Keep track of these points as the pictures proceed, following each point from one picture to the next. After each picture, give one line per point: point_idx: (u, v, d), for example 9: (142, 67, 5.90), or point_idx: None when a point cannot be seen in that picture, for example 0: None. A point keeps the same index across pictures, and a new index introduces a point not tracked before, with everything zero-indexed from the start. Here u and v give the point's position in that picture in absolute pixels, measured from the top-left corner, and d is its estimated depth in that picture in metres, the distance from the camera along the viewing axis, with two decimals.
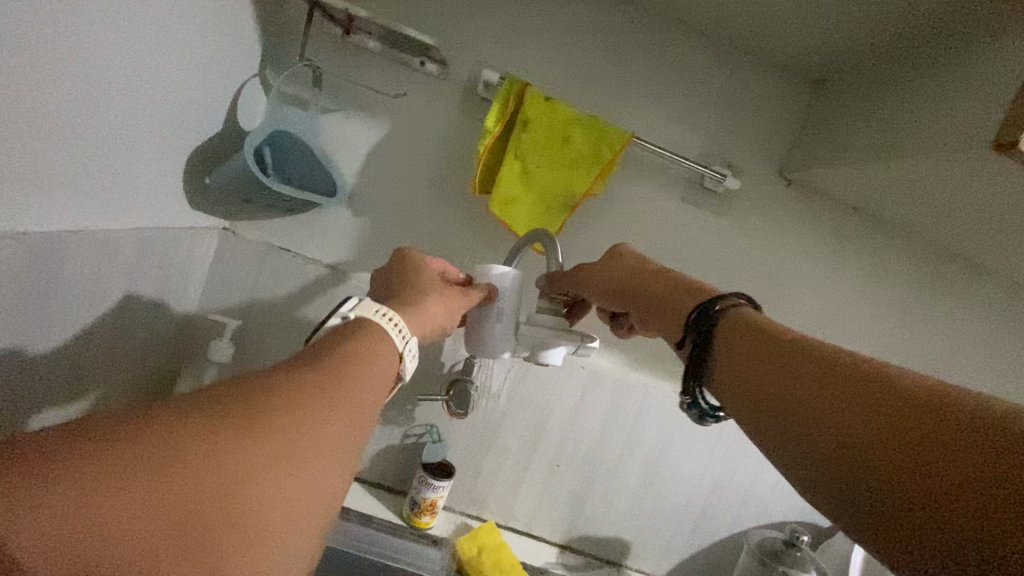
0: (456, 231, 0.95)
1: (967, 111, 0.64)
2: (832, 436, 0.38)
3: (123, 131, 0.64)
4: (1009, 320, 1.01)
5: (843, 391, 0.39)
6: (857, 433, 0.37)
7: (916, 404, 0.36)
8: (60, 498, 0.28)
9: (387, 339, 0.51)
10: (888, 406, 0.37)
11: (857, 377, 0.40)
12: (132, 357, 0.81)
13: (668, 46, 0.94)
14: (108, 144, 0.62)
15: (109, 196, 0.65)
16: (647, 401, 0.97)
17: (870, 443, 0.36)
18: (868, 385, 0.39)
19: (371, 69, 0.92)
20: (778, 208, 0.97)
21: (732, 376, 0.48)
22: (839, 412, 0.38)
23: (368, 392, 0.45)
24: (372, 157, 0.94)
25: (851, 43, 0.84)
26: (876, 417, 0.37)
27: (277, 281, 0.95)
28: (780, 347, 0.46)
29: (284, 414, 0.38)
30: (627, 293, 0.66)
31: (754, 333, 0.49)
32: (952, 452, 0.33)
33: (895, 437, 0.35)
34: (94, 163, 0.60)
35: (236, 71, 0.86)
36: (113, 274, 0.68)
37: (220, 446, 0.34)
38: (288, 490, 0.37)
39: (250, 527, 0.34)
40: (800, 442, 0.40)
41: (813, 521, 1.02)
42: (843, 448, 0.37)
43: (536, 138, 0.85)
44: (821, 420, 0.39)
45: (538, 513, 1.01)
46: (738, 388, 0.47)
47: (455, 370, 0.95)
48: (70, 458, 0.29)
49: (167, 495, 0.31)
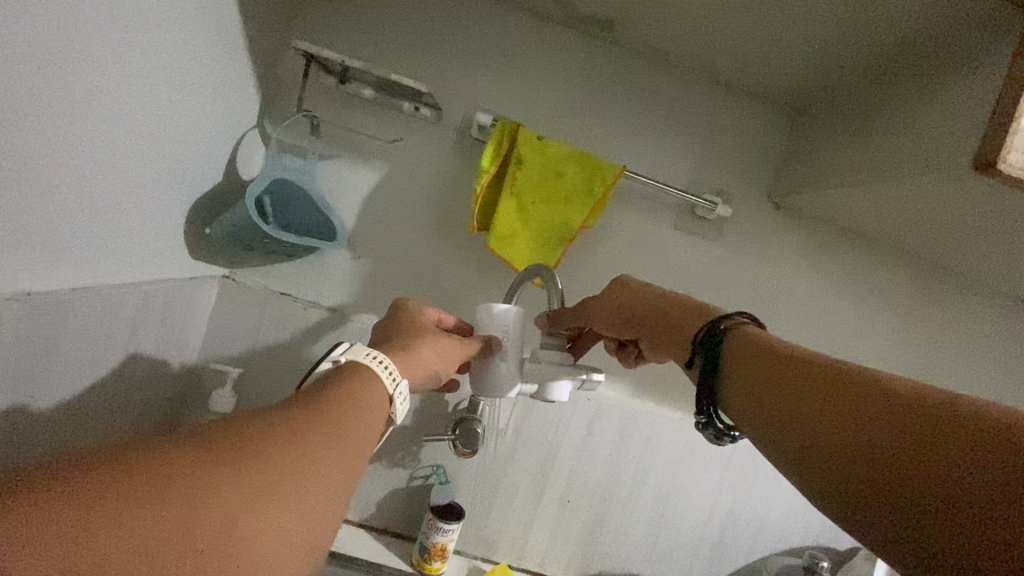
0: (456, 268, 0.96)
1: (951, 131, 0.65)
2: (837, 443, 0.38)
3: (123, 189, 0.65)
4: (1005, 331, 1.03)
5: (838, 400, 0.40)
6: (857, 439, 0.37)
7: (910, 406, 0.37)
8: (55, 526, 0.27)
9: (376, 383, 0.51)
10: (886, 411, 0.37)
11: (855, 387, 0.40)
12: (134, 412, 0.80)
13: (653, 83, 0.98)
14: (109, 196, 0.62)
15: (111, 251, 0.65)
16: (655, 430, 0.96)
17: (871, 448, 0.37)
18: (867, 394, 0.39)
19: (367, 116, 0.95)
20: (770, 231, 1.00)
21: (739, 393, 0.49)
22: (839, 420, 0.39)
23: (362, 428, 0.45)
24: (370, 200, 0.95)
25: (827, 73, 0.88)
26: (873, 422, 0.37)
27: (279, 326, 0.95)
28: (778, 360, 0.47)
29: (282, 449, 0.37)
30: (636, 321, 0.66)
31: (753, 349, 0.50)
32: (949, 450, 0.33)
33: (893, 441, 0.36)
34: (96, 218, 0.61)
35: (236, 124, 0.88)
36: (116, 329, 0.68)
37: (219, 476, 0.33)
38: (288, 505, 0.36)
39: (250, 537, 0.33)
40: (805, 451, 0.40)
41: (830, 544, 1.01)
42: (848, 454, 0.37)
43: (530, 176, 0.87)
44: (824, 429, 0.40)
45: (551, 552, 0.98)
46: (747, 407, 0.47)
47: (460, 408, 0.94)
48: (72, 489, 0.29)
49: (152, 524, 0.30)
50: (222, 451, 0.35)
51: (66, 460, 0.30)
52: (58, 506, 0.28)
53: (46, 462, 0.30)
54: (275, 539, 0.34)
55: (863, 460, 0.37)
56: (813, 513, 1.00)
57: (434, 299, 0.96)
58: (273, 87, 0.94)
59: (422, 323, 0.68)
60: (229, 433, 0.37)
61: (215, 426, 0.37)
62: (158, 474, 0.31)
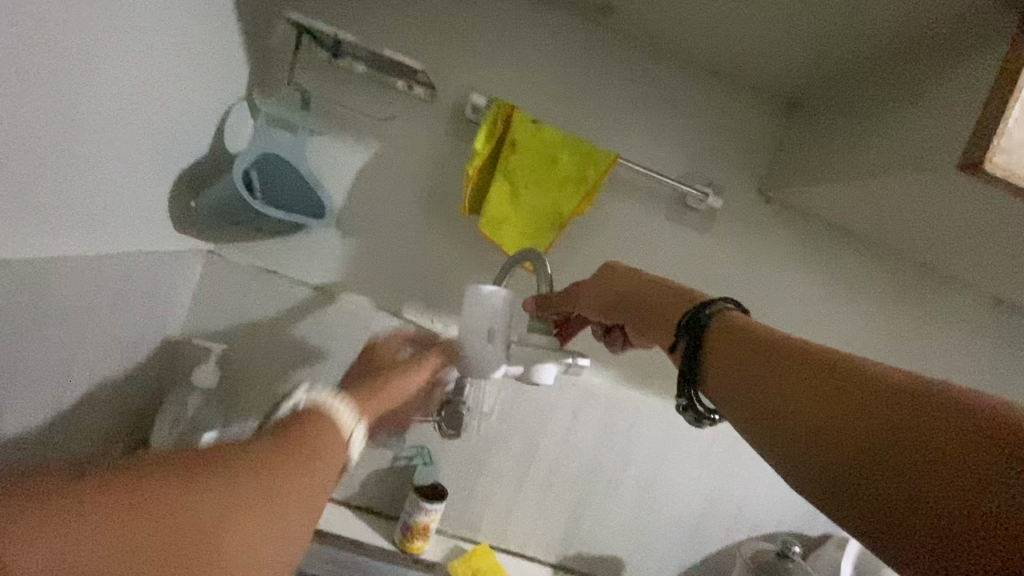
0: (445, 252, 0.96)
1: (939, 131, 0.66)
2: (824, 437, 0.39)
3: (104, 158, 0.63)
4: (982, 330, 1.05)
5: (833, 394, 0.40)
6: (846, 432, 0.38)
7: (908, 401, 0.36)
8: (48, 532, 0.35)
9: (335, 430, 0.56)
10: (872, 404, 0.38)
11: (844, 378, 0.40)
12: (114, 387, 0.79)
13: (650, 70, 0.98)
14: (89, 164, 0.60)
15: (90, 221, 0.64)
16: (638, 416, 0.98)
17: (858, 442, 0.37)
18: (855, 386, 0.39)
19: (359, 92, 0.93)
20: (759, 223, 1.00)
21: (722, 381, 0.49)
22: (833, 414, 0.39)
23: (317, 468, 0.52)
24: (360, 179, 0.94)
25: (821, 68, 0.88)
26: (861, 415, 0.38)
27: (264, 303, 0.94)
28: (764, 348, 0.47)
29: (247, 480, 0.46)
30: (623, 306, 0.66)
31: (741, 336, 0.50)
32: (951, 452, 0.33)
33: (880, 436, 0.36)
34: (75, 186, 0.59)
35: (223, 95, 0.86)
36: (94, 300, 0.67)
37: (190, 498, 0.42)
38: (241, 528, 0.44)
39: (201, 552, 0.41)
40: (792, 443, 0.40)
41: (802, 530, 1.04)
42: (836, 448, 0.38)
43: (524, 160, 0.86)
44: (817, 424, 0.39)
45: (531, 533, 1.00)
46: (732, 395, 0.47)
47: (446, 391, 0.94)
48: (70, 499, 0.37)
49: (124, 536, 0.38)
50: (197, 477, 0.43)
51: (68, 472, 0.38)
52: (54, 513, 0.36)
53: (52, 471, 0.38)
54: (224, 557, 0.42)
55: (861, 459, 0.36)
56: (788, 500, 1.03)
57: (422, 281, 0.96)
58: (262, 59, 0.92)
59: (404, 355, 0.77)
60: (203, 462, 0.45)
61: (194, 454, 0.45)
62: (137, 494, 0.40)
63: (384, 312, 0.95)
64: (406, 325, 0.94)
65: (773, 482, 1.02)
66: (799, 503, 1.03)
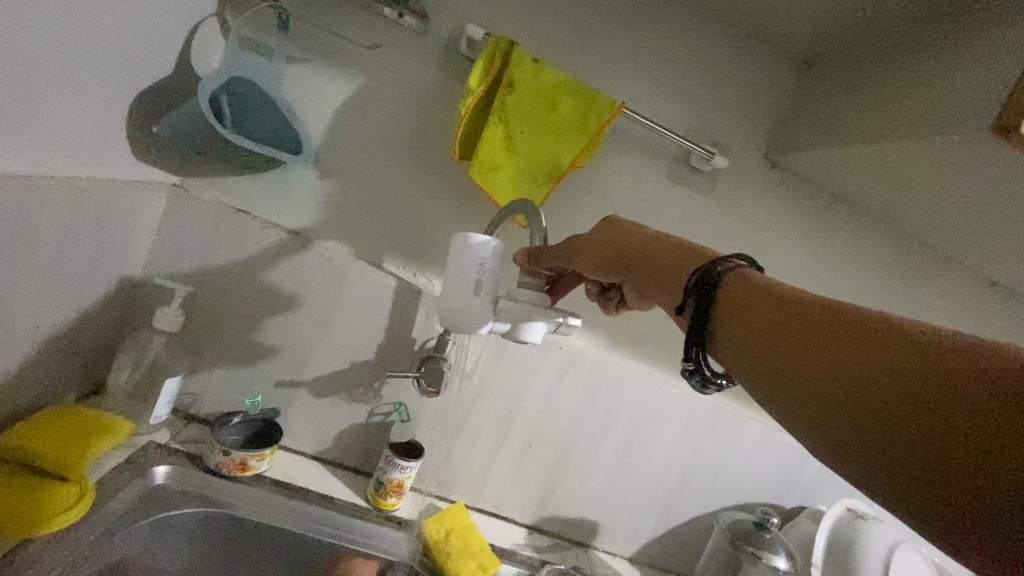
0: (431, 200, 0.89)
1: (968, 91, 0.62)
2: (849, 407, 0.35)
3: (37, 59, 0.54)
4: (979, 312, 1.03)
5: (859, 357, 0.36)
6: (874, 402, 0.34)
7: (930, 355, 0.33)
8: None
9: None
10: (903, 369, 0.34)
11: (868, 341, 0.36)
12: (64, 324, 0.73)
13: (662, 15, 0.90)
14: (17, 62, 0.52)
15: (23, 131, 0.56)
16: (623, 382, 0.95)
17: (889, 412, 0.33)
18: (883, 350, 0.35)
19: (343, 16, 0.84)
20: (763, 190, 0.96)
21: (733, 344, 0.45)
22: (847, 376, 0.36)
23: None
24: (342, 115, 0.86)
25: (844, 22, 0.82)
26: (892, 382, 0.34)
27: (233, 245, 0.87)
28: (779, 309, 0.43)
29: None
30: (623, 262, 0.61)
31: (752, 295, 0.46)
32: (1000, 424, 0.29)
33: (913, 405, 0.32)
34: (0, 88, 0.51)
35: (189, 7, 0.77)
36: (33, 223, 0.61)
37: None
38: None
39: None
40: (812, 413, 0.37)
41: (778, 502, 1.04)
42: (863, 419, 0.34)
43: (522, 102, 0.80)
44: (829, 383, 0.37)
45: (508, 494, 0.98)
46: (744, 359, 0.43)
47: (427, 348, 0.90)
48: None
49: None
50: None
51: None
52: None
53: None
54: None
55: (878, 425, 0.34)
56: (767, 472, 1.02)
57: (406, 230, 0.89)
58: None
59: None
60: None
61: None
62: None
63: (364, 261, 0.89)
64: (386, 276, 0.89)
65: (754, 454, 1.01)
66: (778, 476, 1.03)
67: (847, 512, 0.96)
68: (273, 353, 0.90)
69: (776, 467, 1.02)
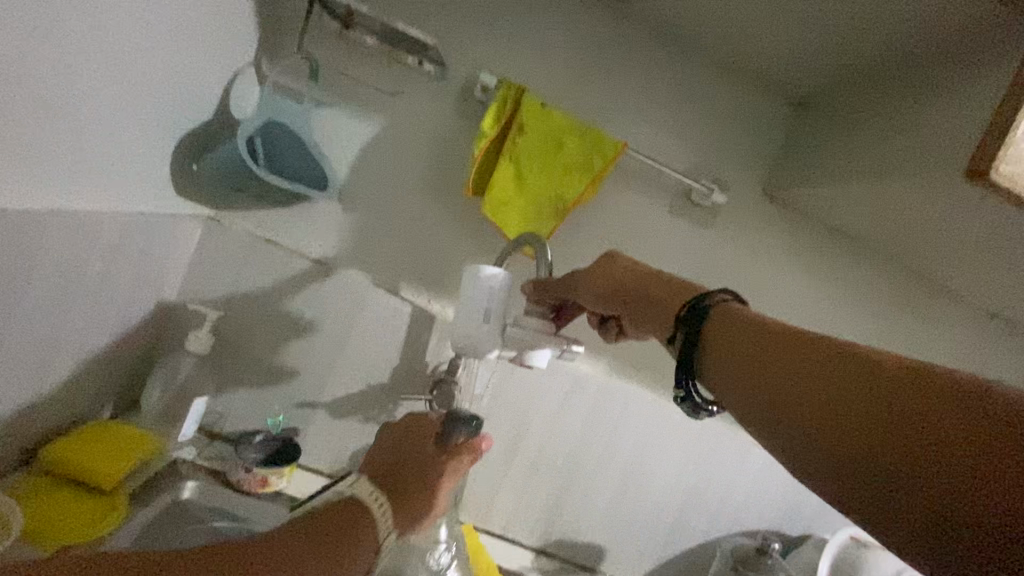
0: (446, 232, 0.95)
1: (944, 138, 0.67)
2: (829, 428, 0.39)
3: (96, 110, 0.62)
4: (978, 343, 1.05)
5: (837, 382, 0.40)
6: (852, 422, 0.38)
7: (899, 380, 0.38)
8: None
9: (367, 524, 0.54)
10: (876, 394, 0.38)
11: (844, 367, 0.41)
12: (105, 346, 0.79)
13: (663, 61, 0.97)
14: (80, 115, 0.60)
15: (76, 169, 0.63)
16: (628, 407, 0.98)
17: (863, 431, 0.37)
18: (858, 375, 0.40)
19: (368, 65, 0.92)
20: (762, 223, 1.00)
21: (720, 370, 0.49)
22: (826, 398, 0.40)
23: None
24: (365, 154, 0.93)
25: (832, 68, 0.88)
26: (866, 405, 0.38)
27: (261, 273, 0.93)
28: (762, 339, 0.47)
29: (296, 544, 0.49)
30: (621, 295, 0.65)
31: (735, 325, 0.50)
32: (961, 438, 0.33)
33: (885, 425, 0.37)
34: (66, 136, 0.59)
35: (230, 59, 0.85)
36: (86, 254, 0.68)
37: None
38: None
39: None
40: (795, 434, 0.41)
41: (782, 530, 1.05)
42: (842, 438, 0.38)
43: (531, 144, 0.86)
44: (810, 406, 0.41)
45: (516, 517, 1.01)
46: (730, 384, 0.48)
47: (439, 371, 0.95)
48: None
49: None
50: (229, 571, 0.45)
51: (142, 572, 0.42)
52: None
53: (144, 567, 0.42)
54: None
55: (860, 445, 0.37)
56: (771, 499, 1.04)
57: (421, 260, 0.95)
58: (273, 26, 0.90)
59: (380, 532, 0.55)
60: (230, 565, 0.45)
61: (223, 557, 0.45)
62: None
63: (382, 289, 0.94)
64: (403, 302, 0.94)
65: (758, 481, 1.03)
66: (781, 503, 1.04)
67: (852, 542, 0.97)
68: (294, 375, 0.95)
69: (780, 494, 1.04)
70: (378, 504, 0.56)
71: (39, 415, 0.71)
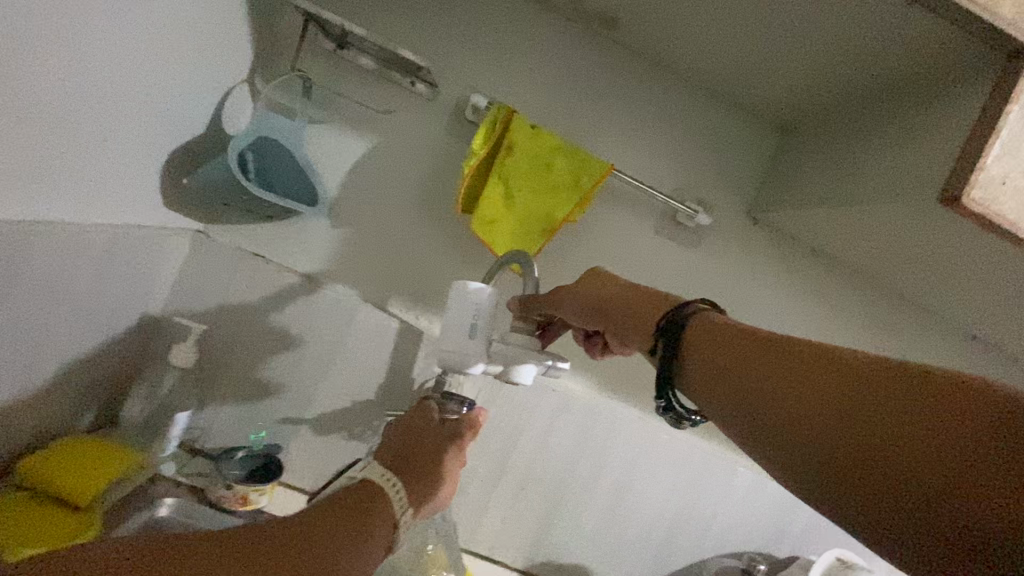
0: (435, 249, 0.96)
1: (919, 165, 0.70)
2: (827, 427, 0.41)
3: (86, 123, 0.63)
4: (958, 364, 1.07)
5: (834, 383, 0.42)
6: (851, 420, 0.40)
7: (894, 380, 0.40)
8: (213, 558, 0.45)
9: (385, 504, 0.58)
10: (873, 394, 0.40)
11: (841, 370, 0.43)
12: (86, 359, 0.78)
13: (650, 85, 0.99)
14: (69, 127, 0.60)
15: (66, 180, 0.63)
16: (615, 426, 0.98)
17: (863, 429, 0.39)
18: (854, 378, 0.42)
19: (361, 84, 0.93)
20: (746, 245, 1.02)
21: (711, 376, 0.51)
22: (824, 398, 0.42)
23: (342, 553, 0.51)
24: (356, 170, 0.94)
25: (812, 96, 0.91)
26: (864, 404, 0.40)
27: (248, 287, 0.93)
28: (754, 345, 0.49)
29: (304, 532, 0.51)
30: (606, 311, 0.66)
31: (725, 333, 0.52)
32: (958, 432, 0.36)
33: (884, 422, 0.39)
34: (55, 148, 0.60)
35: (224, 75, 0.86)
36: (72, 267, 0.68)
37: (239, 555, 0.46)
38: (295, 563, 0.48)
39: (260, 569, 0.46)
40: (793, 434, 0.42)
41: (769, 551, 1.05)
42: (842, 437, 0.40)
43: (520, 163, 0.87)
44: (809, 406, 0.42)
45: (502, 537, 1.00)
46: (722, 389, 0.49)
47: (425, 388, 0.95)
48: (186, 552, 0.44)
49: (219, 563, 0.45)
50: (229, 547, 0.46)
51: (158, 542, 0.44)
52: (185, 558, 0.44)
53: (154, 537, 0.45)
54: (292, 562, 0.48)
55: (861, 442, 0.39)
56: (757, 520, 1.03)
57: (410, 277, 0.96)
58: (268, 43, 0.92)
59: (396, 512, 0.58)
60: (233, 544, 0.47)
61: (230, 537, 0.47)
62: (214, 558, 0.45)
63: (370, 305, 0.94)
64: (390, 318, 0.94)
65: (744, 502, 1.03)
66: (768, 524, 1.04)
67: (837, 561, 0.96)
68: (279, 391, 0.94)
69: (766, 515, 1.04)
70: (393, 486, 0.59)
71: (15, 429, 0.69)
